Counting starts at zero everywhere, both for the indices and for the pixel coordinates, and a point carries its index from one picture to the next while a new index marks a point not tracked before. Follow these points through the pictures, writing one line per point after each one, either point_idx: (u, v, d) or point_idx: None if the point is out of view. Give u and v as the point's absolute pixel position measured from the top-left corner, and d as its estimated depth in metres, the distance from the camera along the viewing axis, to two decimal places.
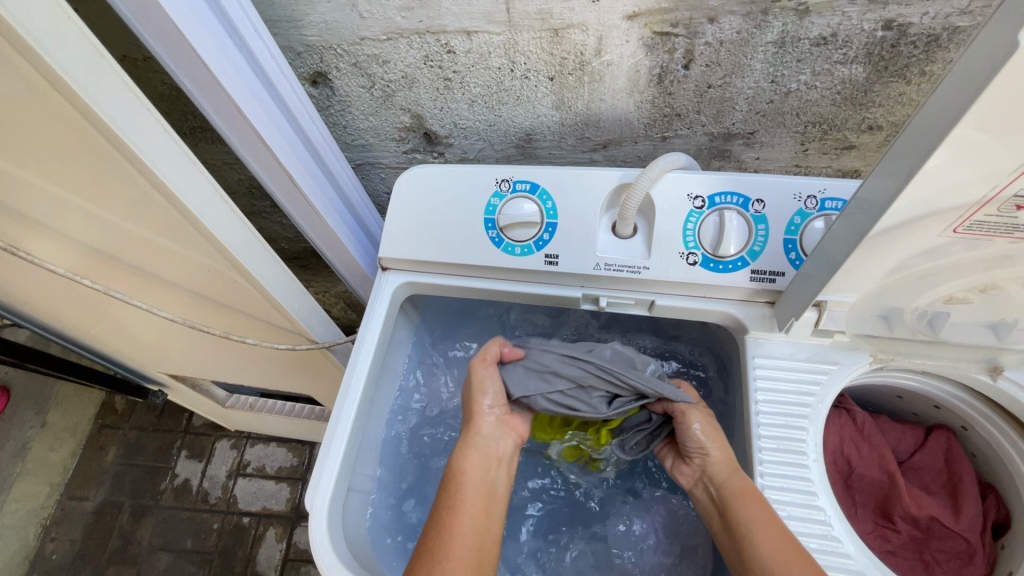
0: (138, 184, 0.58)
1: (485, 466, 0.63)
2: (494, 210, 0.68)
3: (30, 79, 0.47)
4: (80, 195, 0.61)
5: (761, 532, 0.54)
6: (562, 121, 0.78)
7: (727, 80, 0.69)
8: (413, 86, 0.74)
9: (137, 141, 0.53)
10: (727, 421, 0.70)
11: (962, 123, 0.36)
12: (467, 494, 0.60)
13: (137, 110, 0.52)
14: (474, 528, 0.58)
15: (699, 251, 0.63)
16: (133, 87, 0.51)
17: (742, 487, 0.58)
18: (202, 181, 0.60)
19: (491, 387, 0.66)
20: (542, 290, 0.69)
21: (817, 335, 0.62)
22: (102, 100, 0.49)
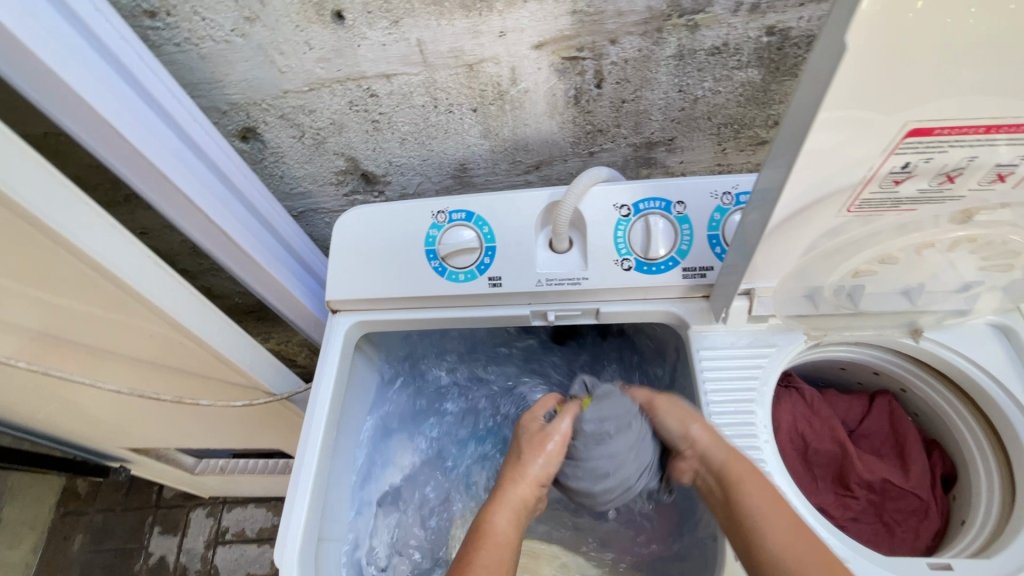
0: (65, 259, 0.57)
1: (516, 521, 0.64)
2: (433, 241, 0.70)
3: None
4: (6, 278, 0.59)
5: (774, 523, 0.54)
6: (492, 148, 0.81)
7: (638, 94, 0.73)
8: (343, 131, 0.76)
9: (57, 217, 0.53)
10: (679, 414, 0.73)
11: (823, 113, 0.40)
12: (491, 549, 0.61)
13: (55, 188, 0.52)
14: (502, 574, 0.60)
15: (631, 256, 0.66)
16: (46, 166, 0.51)
17: (746, 473, 0.57)
18: (133, 248, 0.60)
19: (550, 457, 0.67)
20: (490, 312, 0.71)
21: (752, 321, 0.65)
22: (15, 183, 0.49)
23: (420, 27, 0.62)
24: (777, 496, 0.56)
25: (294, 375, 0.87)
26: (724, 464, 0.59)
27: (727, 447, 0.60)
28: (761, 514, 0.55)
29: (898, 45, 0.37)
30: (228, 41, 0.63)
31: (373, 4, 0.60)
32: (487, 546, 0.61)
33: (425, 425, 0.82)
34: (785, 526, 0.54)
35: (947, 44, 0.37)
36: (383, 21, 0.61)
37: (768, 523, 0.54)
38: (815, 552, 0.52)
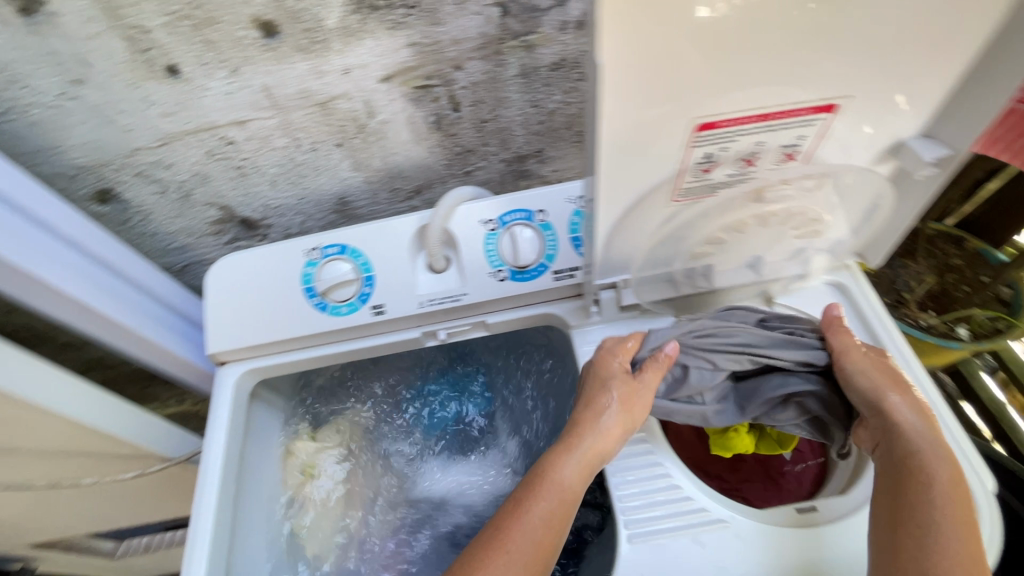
0: None
1: (601, 453, 0.59)
2: (311, 278, 0.70)
3: None
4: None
5: (956, 557, 0.48)
6: (367, 179, 0.82)
7: (495, 113, 0.77)
8: (208, 181, 0.75)
9: None
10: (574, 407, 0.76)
11: (605, 127, 0.45)
12: (542, 503, 0.56)
13: None
14: (543, 534, 0.56)
15: (504, 266, 0.69)
16: None
17: (953, 485, 0.51)
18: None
19: (649, 380, 0.61)
20: (382, 339, 0.72)
21: (624, 311, 0.71)
22: None
23: (261, 73, 0.63)
24: (968, 536, 0.49)
25: (193, 436, 0.83)
26: (889, 425, 0.56)
27: (930, 441, 0.54)
28: (938, 542, 0.49)
29: (650, 65, 0.42)
30: (58, 106, 0.62)
31: (207, 56, 0.60)
32: (542, 498, 0.57)
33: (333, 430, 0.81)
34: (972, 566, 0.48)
35: (694, 57, 0.42)
36: (221, 70, 0.62)
37: (946, 556, 0.48)
38: (953, 524, 0.50)
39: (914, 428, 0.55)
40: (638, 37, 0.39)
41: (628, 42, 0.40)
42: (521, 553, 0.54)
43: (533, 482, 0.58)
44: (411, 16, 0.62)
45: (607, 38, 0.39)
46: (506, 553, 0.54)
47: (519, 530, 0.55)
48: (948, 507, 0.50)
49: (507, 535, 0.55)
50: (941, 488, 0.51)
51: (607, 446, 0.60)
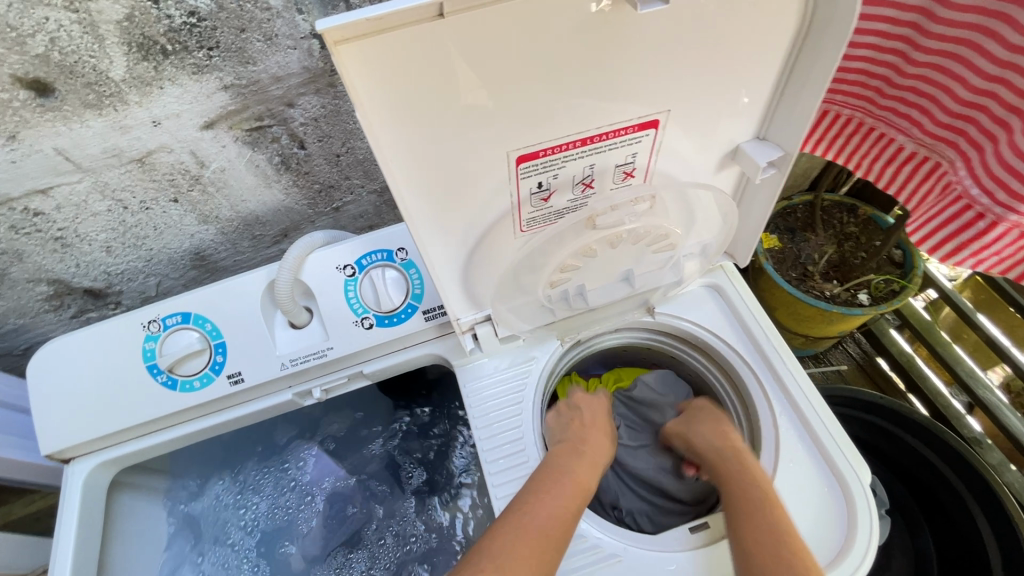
0: None
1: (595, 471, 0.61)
2: (153, 353, 0.62)
3: None
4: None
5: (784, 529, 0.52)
6: (221, 230, 0.75)
7: (349, 146, 0.72)
8: (24, 257, 0.66)
9: None
10: None
11: (399, 174, 0.42)
12: (553, 488, 0.55)
13: None
14: (557, 518, 0.52)
15: (370, 313, 0.64)
16: None
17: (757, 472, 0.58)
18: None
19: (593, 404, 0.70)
20: (248, 407, 0.66)
21: (506, 342, 0.67)
22: None
23: (48, 136, 0.55)
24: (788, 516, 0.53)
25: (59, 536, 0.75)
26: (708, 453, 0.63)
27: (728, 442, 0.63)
28: (774, 520, 0.52)
29: (422, 110, 0.39)
30: None
31: None
32: (555, 489, 0.55)
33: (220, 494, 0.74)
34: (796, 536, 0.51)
35: (472, 103, 0.39)
36: None
37: (778, 531, 0.51)
38: (783, 525, 0.52)
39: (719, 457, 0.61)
40: (399, 89, 0.37)
41: (392, 91, 0.37)
42: (538, 527, 0.51)
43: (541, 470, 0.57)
44: (215, 57, 0.55)
45: (363, 92, 0.36)
46: (521, 528, 0.50)
47: (534, 514, 0.52)
48: (776, 517, 0.53)
49: (527, 516, 0.51)
50: (762, 502, 0.54)
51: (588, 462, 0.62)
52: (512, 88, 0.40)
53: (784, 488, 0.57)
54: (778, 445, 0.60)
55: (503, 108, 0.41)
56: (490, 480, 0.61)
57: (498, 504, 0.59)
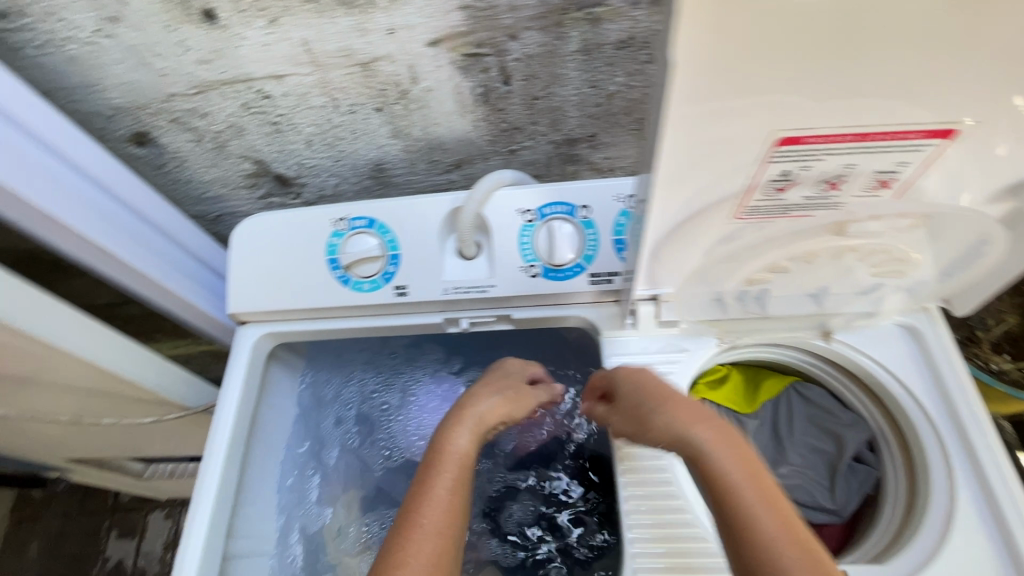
0: None
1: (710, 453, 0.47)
2: (335, 250, 0.67)
3: None
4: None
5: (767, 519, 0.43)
6: (406, 148, 0.77)
7: (549, 90, 0.70)
8: (243, 133, 0.72)
9: None
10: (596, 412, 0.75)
11: (663, 136, 0.39)
12: (443, 471, 0.55)
13: None
14: (454, 497, 0.54)
15: (538, 262, 0.64)
16: None
17: (739, 457, 0.46)
18: (24, 289, 0.56)
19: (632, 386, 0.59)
20: (401, 321, 0.69)
21: (663, 326, 0.65)
22: None
23: (301, 26, 0.59)
24: (768, 499, 0.44)
25: (215, 386, 0.85)
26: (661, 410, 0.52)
27: (693, 407, 0.51)
28: (753, 506, 0.44)
29: (728, 71, 0.35)
30: (94, 43, 0.60)
31: (244, 3, 0.56)
32: (444, 465, 0.56)
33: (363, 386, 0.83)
34: (780, 516, 0.43)
35: (779, 64, 0.34)
36: (259, 19, 0.58)
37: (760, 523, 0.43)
38: (774, 517, 0.43)
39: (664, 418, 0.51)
40: (717, 44, 0.33)
41: (708, 51, 0.33)
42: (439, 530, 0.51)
43: (433, 452, 0.57)
44: None
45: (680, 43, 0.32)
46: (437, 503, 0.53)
47: (429, 497, 0.53)
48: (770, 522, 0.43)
49: (426, 497, 0.53)
50: (747, 483, 0.45)
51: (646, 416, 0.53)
52: (829, 63, 0.35)
53: (946, 562, 0.51)
54: (951, 519, 0.53)
55: (808, 80, 0.36)
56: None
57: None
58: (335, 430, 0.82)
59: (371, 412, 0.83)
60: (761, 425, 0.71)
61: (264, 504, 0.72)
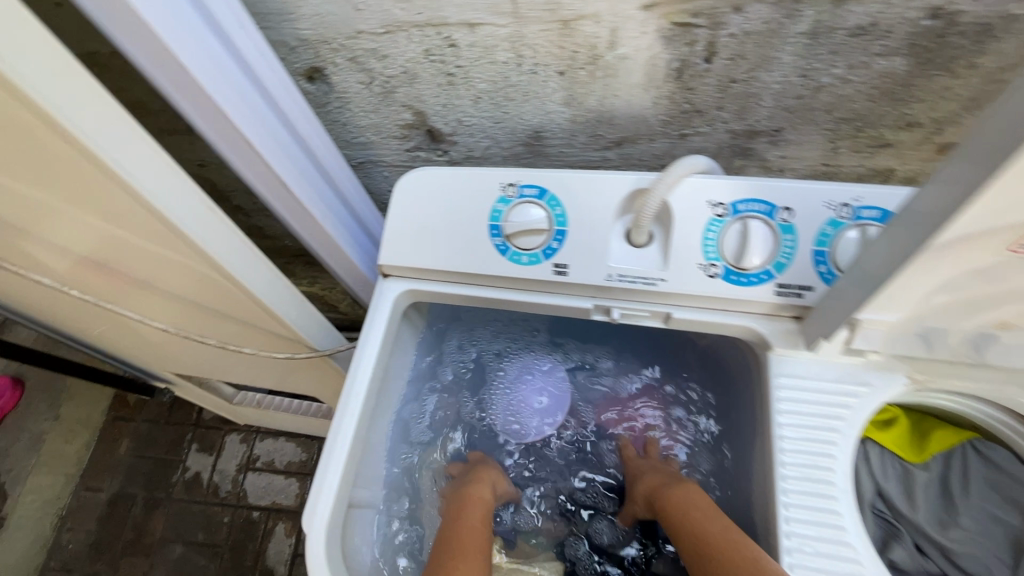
0: (126, 201, 0.56)
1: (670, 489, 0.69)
2: (499, 216, 0.64)
3: (22, 118, 0.46)
4: (36, 192, 0.58)
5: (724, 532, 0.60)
6: (573, 118, 0.73)
7: (753, 74, 0.63)
8: (415, 82, 0.69)
9: (115, 156, 0.50)
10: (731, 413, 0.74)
11: None
12: (467, 512, 0.68)
13: (124, 133, 0.50)
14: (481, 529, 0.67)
15: (720, 262, 0.59)
16: (106, 97, 0.48)
17: (691, 494, 0.68)
18: (220, 220, 0.63)
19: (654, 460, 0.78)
20: (550, 301, 0.65)
21: (848, 354, 0.58)
22: (81, 122, 0.47)
23: None
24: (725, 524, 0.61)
25: (327, 325, 0.89)
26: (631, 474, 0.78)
27: (661, 470, 0.75)
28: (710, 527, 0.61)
29: None
30: None
31: None
32: (466, 507, 0.69)
33: (484, 347, 0.86)
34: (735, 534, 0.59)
35: None
36: None
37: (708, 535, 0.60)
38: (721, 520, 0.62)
39: (634, 476, 0.77)
40: None
41: None
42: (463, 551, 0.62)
43: (455, 502, 0.71)
44: None
45: None
46: (449, 542, 0.63)
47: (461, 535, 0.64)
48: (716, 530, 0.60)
49: (452, 534, 0.65)
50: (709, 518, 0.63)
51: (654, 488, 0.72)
52: None
53: None
54: None
55: None
56: (782, 486, 0.56)
57: (787, 516, 0.55)
58: (450, 384, 0.86)
59: (486, 366, 0.87)
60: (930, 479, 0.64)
61: (380, 458, 0.72)
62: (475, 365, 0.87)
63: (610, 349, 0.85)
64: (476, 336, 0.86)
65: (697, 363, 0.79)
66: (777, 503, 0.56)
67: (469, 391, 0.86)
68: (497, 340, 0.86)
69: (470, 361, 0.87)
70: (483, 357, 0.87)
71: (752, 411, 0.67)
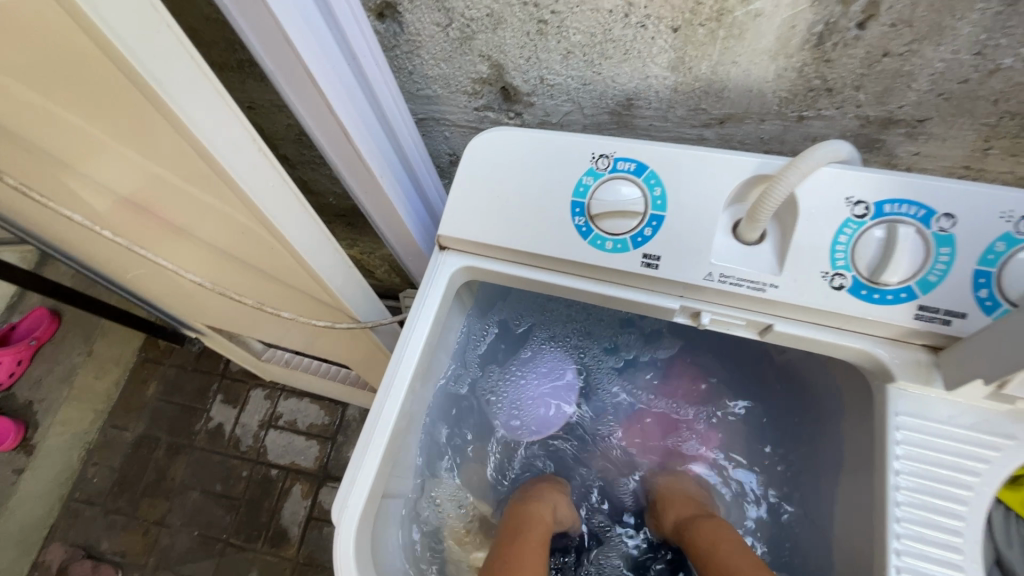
0: (173, 138, 0.49)
1: (699, 526, 0.63)
2: (584, 191, 0.55)
3: (67, 30, 0.39)
4: (74, 116, 0.52)
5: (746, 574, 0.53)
6: (676, 86, 0.62)
7: (913, 48, 0.52)
8: (499, 27, 0.60)
9: (169, 88, 0.43)
10: (815, 436, 0.65)
11: None
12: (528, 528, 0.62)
13: (180, 62, 0.43)
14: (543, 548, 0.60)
15: (849, 272, 0.49)
16: (164, 16, 0.40)
17: (715, 530, 0.61)
18: (276, 174, 0.56)
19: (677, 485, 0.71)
20: (631, 296, 0.56)
21: (993, 398, 0.47)
22: (134, 44, 0.40)
23: None
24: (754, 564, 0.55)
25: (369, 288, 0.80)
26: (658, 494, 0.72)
27: (685, 499, 0.68)
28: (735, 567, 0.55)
29: None
30: None
31: None
32: (530, 521, 0.63)
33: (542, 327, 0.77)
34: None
35: None
36: None
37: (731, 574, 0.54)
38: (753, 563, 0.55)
39: (660, 498, 0.71)
40: None
41: None
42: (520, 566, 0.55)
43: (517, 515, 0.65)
44: None
45: None
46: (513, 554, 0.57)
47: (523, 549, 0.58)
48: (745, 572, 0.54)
49: (512, 545, 0.58)
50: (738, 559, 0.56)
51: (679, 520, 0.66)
52: None
53: None
54: None
55: None
56: (895, 546, 0.46)
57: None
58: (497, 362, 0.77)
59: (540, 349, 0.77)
60: None
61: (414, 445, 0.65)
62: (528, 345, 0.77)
63: (677, 354, 0.76)
64: (533, 313, 0.76)
65: (779, 379, 0.71)
66: (886, 565, 0.46)
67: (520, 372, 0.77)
68: (556, 323, 0.77)
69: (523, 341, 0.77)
70: (539, 338, 0.77)
71: (849, 448, 0.57)
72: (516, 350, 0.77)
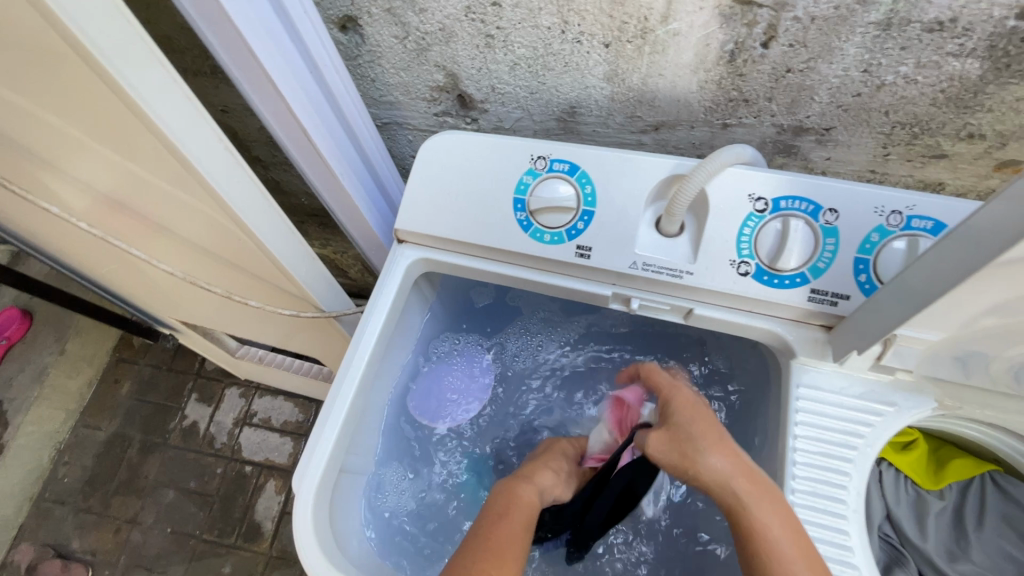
0: (142, 132, 0.53)
1: (747, 491, 0.50)
2: (525, 189, 0.61)
3: (45, 33, 0.44)
4: (54, 114, 0.56)
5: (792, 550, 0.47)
6: (613, 95, 0.69)
7: (811, 65, 0.59)
8: (451, 40, 0.66)
9: (137, 85, 0.48)
10: (741, 408, 0.71)
11: None
12: (513, 510, 0.58)
13: (148, 62, 0.48)
14: (524, 533, 0.56)
15: (753, 260, 0.56)
16: (132, 23, 0.45)
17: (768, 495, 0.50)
18: (239, 169, 0.61)
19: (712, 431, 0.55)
20: (569, 284, 0.62)
21: (875, 369, 0.54)
22: (102, 44, 0.44)
23: None
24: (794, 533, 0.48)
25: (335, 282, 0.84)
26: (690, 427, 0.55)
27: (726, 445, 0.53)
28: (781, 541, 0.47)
29: None
30: None
31: None
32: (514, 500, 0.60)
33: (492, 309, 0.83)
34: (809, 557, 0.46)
35: None
36: None
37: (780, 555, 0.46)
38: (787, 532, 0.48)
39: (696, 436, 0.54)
40: None
41: None
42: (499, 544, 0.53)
43: (501, 494, 0.61)
44: None
45: None
46: (495, 541, 0.53)
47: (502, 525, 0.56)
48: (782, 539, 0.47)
49: (487, 520, 0.57)
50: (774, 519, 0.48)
51: (721, 481, 0.51)
52: None
53: None
54: None
55: None
56: (790, 499, 0.53)
57: None
58: (452, 342, 0.83)
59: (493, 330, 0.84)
60: (944, 508, 0.62)
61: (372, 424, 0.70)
62: (480, 325, 0.84)
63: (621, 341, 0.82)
64: (486, 296, 0.82)
65: (715, 363, 0.76)
66: None
67: (474, 351, 0.83)
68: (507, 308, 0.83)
69: (476, 322, 0.84)
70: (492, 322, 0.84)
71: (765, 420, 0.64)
72: (469, 330, 0.84)
